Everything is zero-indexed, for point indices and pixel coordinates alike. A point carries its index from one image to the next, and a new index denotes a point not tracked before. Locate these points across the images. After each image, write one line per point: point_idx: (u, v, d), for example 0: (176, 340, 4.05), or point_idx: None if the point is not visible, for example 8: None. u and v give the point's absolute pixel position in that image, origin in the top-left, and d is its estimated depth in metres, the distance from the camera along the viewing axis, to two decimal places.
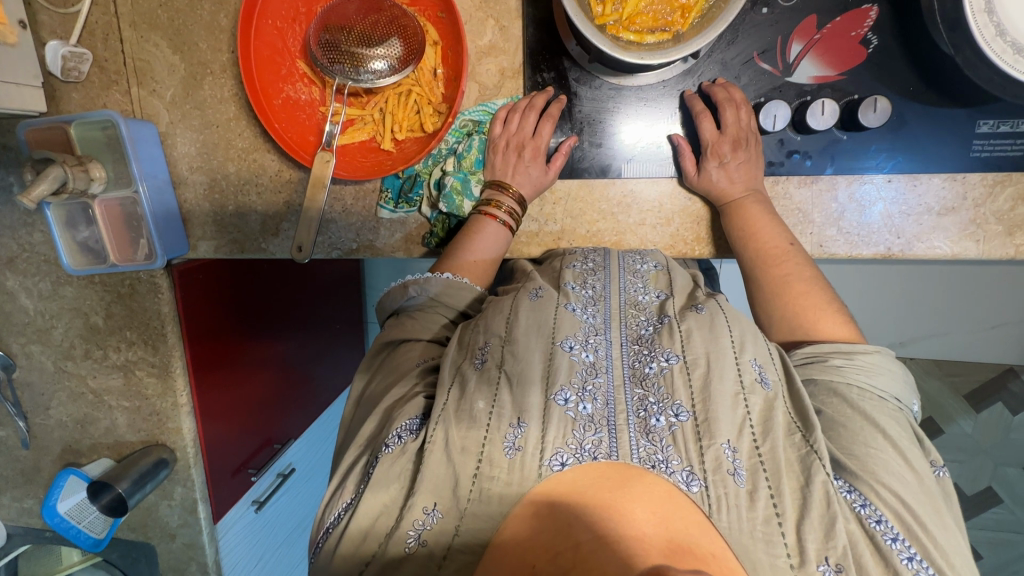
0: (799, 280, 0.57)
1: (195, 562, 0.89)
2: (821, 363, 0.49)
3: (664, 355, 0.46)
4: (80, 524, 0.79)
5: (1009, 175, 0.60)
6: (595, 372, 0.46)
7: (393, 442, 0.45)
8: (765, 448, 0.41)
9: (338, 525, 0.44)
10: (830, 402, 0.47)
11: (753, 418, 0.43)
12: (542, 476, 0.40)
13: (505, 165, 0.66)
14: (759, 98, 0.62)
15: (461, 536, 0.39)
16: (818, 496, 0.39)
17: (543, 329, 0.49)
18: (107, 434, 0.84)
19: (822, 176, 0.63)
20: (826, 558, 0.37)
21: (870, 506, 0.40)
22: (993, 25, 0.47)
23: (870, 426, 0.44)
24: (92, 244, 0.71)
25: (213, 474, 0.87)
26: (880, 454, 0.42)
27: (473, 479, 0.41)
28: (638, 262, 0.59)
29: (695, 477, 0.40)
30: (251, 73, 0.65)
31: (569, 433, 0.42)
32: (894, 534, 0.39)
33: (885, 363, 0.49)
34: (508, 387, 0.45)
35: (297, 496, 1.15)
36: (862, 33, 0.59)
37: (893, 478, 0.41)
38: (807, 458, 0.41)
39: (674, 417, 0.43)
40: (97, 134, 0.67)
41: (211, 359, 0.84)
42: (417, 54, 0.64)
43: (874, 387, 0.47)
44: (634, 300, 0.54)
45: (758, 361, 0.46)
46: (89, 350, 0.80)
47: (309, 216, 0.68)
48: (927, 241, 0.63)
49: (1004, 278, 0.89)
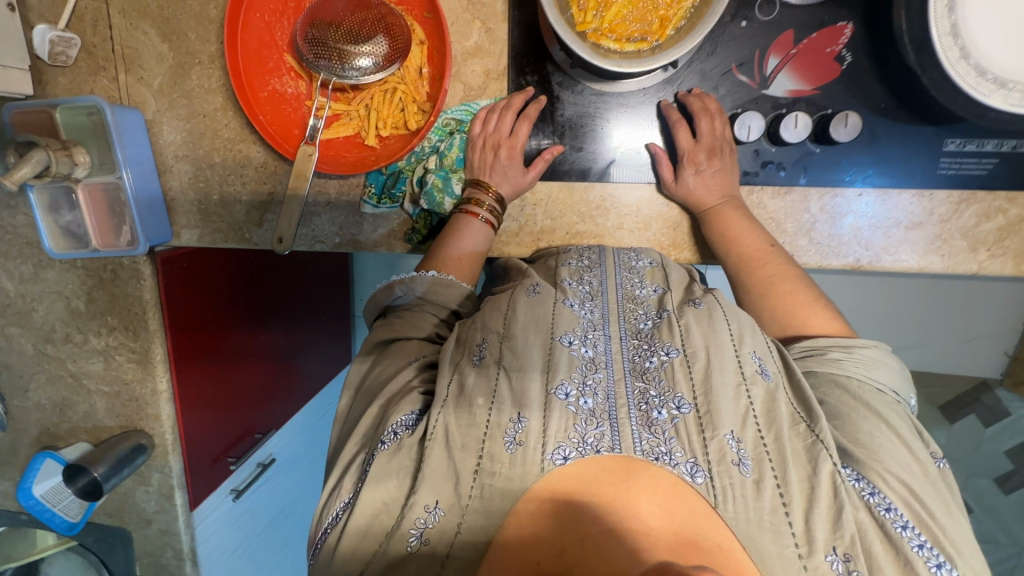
0: (785, 280, 0.60)
1: (171, 548, 0.88)
2: (821, 355, 0.52)
3: (664, 350, 0.48)
4: (55, 507, 0.77)
5: (974, 194, 0.62)
6: (595, 368, 0.47)
7: (388, 438, 0.45)
8: (769, 438, 0.43)
9: (336, 527, 0.44)
10: (834, 392, 0.48)
11: (756, 409, 0.44)
12: (544, 470, 0.41)
13: (482, 164, 0.67)
14: (736, 109, 0.64)
15: (462, 535, 0.40)
16: (826, 485, 0.41)
17: (542, 325, 0.50)
18: (86, 418, 0.83)
19: (795, 188, 0.65)
20: (834, 547, 0.39)
21: (880, 494, 0.42)
22: (957, 48, 0.49)
23: (875, 416, 0.46)
24: (75, 229, 0.70)
25: (190, 463, 0.86)
26: (884, 443, 0.44)
27: (474, 476, 0.42)
28: (633, 259, 0.60)
29: (700, 469, 0.41)
30: (236, 63, 0.65)
31: (570, 427, 0.42)
32: (904, 522, 0.41)
33: (883, 357, 0.51)
34: (508, 378, 0.46)
35: (279, 485, 1.14)
36: (837, 50, 0.61)
37: (898, 466, 0.43)
38: (814, 448, 0.43)
39: (677, 409, 0.44)
40: (82, 120, 0.66)
41: (196, 345, 0.83)
42: (401, 54, 0.65)
43: (874, 379, 0.49)
44: (632, 294, 0.56)
45: (758, 354, 0.48)
46: (70, 334, 0.79)
47: (290, 208, 0.69)
48: (894, 254, 0.66)
49: (967, 290, 0.94)
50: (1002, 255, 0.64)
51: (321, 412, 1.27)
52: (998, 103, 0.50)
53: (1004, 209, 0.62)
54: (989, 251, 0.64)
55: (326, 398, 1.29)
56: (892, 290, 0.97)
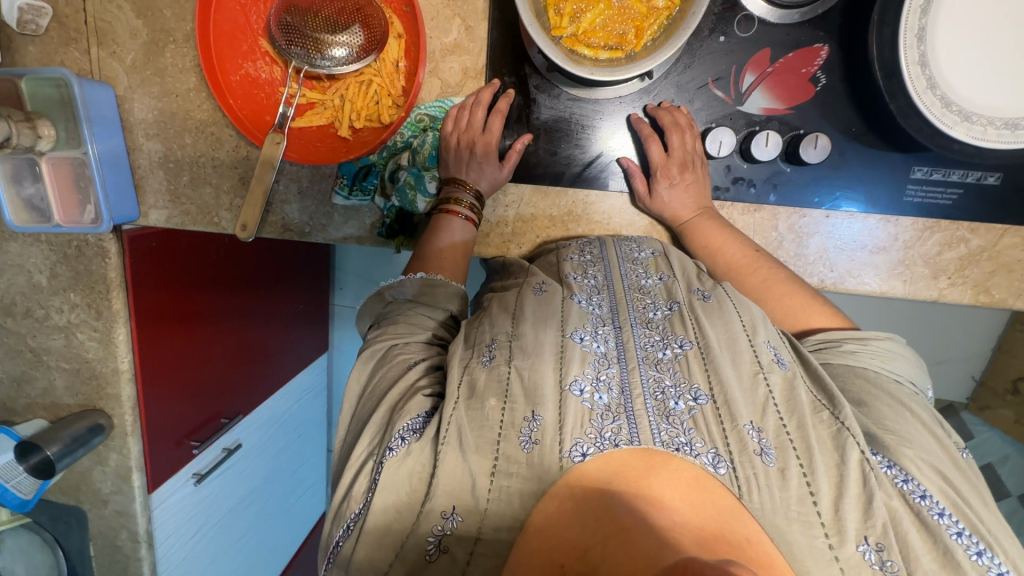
0: (778, 283, 0.62)
1: (126, 530, 0.85)
2: (835, 347, 0.54)
3: (678, 342, 0.49)
4: (7, 483, 0.70)
5: (938, 223, 0.66)
6: (607, 363, 0.48)
7: (396, 445, 0.45)
8: (792, 426, 0.44)
9: (348, 540, 0.45)
10: (855, 380, 0.51)
11: (775, 398, 0.46)
12: (564, 468, 0.41)
13: (458, 162, 0.67)
14: (710, 123, 0.66)
15: (484, 538, 0.41)
16: (855, 473, 0.41)
17: (554, 319, 0.51)
18: (44, 395, 0.80)
19: (765, 205, 0.68)
20: (866, 537, 0.39)
21: (913, 481, 0.42)
22: (925, 77, 0.52)
23: (897, 403, 0.48)
24: (38, 202, 0.66)
25: (151, 443, 0.83)
26: (911, 430, 0.46)
27: (491, 479, 0.42)
28: (635, 250, 0.61)
29: (722, 460, 0.42)
30: (208, 45, 0.63)
31: (587, 423, 0.43)
32: (941, 510, 0.41)
33: (898, 349, 0.54)
34: (520, 381, 0.46)
35: (242, 473, 1.09)
36: (811, 71, 0.63)
37: (926, 452, 0.44)
38: (840, 435, 0.43)
39: (694, 401, 0.45)
40: (49, 91, 0.62)
41: (162, 316, 0.80)
42: (378, 45, 0.64)
43: (888, 370, 0.52)
44: (638, 284, 0.57)
45: (771, 343, 0.50)
46: (30, 308, 0.76)
47: (256, 196, 0.67)
48: (858, 276, 0.69)
49: (931, 314, 1.01)
50: (962, 284, 0.68)
51: (293, 400, 1.22)
52: (961, 135, 0.53)
53: (965, 239, 0.66)
54: (950, 279, 0.68)
55: (304, 385, 1.26)
56: (860, 311, 1.02)
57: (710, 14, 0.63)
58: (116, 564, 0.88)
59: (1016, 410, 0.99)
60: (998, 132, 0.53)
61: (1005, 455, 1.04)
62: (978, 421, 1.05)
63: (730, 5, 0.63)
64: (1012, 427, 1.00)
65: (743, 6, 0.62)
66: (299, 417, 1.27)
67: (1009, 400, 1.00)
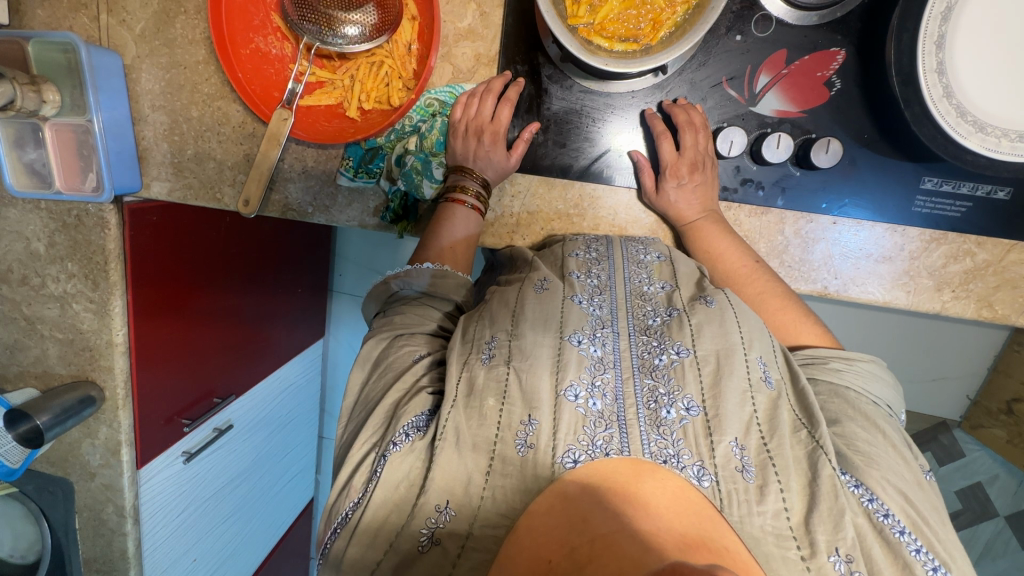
0: (777, 294, 0.62)
1: (112, 504, 0.85)
2: (821, 364, 0.54)
3: (674, 348, 0.49)
4: None
5: (944, 235, 0.65)
6: (603, 368, 0.48)
7: (399, 441, 0.46)
8: (772, 445, 0.44)
9: (342, 532, 0.45)
10: (834, 399, 0.50)
11: (759, 415, 0.45)
12: (554, 472, 0.42)
13: (465, 149, 0.66)
14: (721, 123, 0.65)
15: (473, 537, 0.41)
16: (826, 489, 0.41)
17: (551, 320, 0.51)
18: (36, 363, 0.80)
19: (772, 209, 0.67)
20: (837, 549, 0.39)
21: (878, 500, 0.42)
22: (941, 86, 0.52)
23: (872, 425, 0.48)
24: (39, 167, 0.66)
25: (141, 418, 0.83)
26: (881, 453, 0.45)
27: (484, 478, 0.43)
28: (641, 252, 0.61)
29: (706, 472, 0.42)
30: (219, 15, 0.61)
31: (580, 429, 0.44)
32: (901, 527, 0.41)
33: (879, 371, 0.54)
34: (517, 384, 0.46)
35: (233, 451, 1.10)
36: (827, 74, 0.62)
37: (893, 475, 0.44)
38: (814, 454, 0.43)
39: (685, 410, 0.45)
40: (57, 56, 0.62)
41: (159, 295, 0.80)
42: (392, 25, 0.63)
43: (869, 391, 0.52)
44: (639, 290, 0.56)
45: (764, 360, 0.49)
46: (27, 276, 0.76)
47: (260, 172, 0.67)
48: (862, 285, 0.68)
49: (932, 330, 1.01)
50: (965, 298, 0.67)
51: (288, 380, 1.23)
52: (975, 145, 0.52)
53: (971, 252, 0.65)
54: (954, 292, 0.67)
55: (300, 368, 1.26)
56: (856, 322, 1.02)
57: (728, 11, 0.62)
58: (101, 538, 0.88)
59: (1008, 430, 1.00)
60: (1012, 145, 0.52)
61: (995, 475, 1.05)
62: (971, 440, 1.06)
63: (748, 4, 0.62)
64: (1002, 447, 1.01)
65: (762, 6, 0.62)
66: (293, 400, 1.28)
67: (1002, 420, 1.00)
